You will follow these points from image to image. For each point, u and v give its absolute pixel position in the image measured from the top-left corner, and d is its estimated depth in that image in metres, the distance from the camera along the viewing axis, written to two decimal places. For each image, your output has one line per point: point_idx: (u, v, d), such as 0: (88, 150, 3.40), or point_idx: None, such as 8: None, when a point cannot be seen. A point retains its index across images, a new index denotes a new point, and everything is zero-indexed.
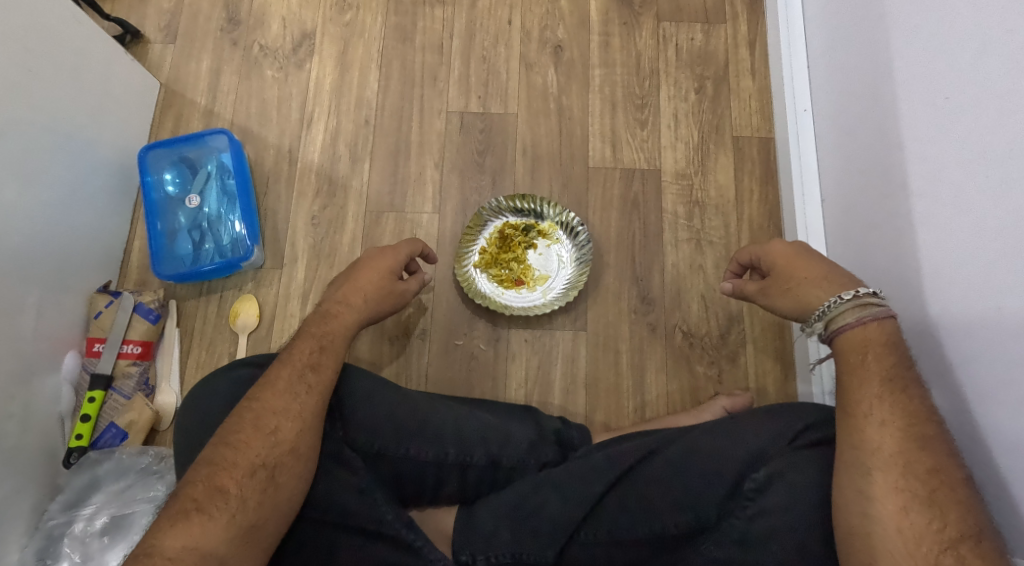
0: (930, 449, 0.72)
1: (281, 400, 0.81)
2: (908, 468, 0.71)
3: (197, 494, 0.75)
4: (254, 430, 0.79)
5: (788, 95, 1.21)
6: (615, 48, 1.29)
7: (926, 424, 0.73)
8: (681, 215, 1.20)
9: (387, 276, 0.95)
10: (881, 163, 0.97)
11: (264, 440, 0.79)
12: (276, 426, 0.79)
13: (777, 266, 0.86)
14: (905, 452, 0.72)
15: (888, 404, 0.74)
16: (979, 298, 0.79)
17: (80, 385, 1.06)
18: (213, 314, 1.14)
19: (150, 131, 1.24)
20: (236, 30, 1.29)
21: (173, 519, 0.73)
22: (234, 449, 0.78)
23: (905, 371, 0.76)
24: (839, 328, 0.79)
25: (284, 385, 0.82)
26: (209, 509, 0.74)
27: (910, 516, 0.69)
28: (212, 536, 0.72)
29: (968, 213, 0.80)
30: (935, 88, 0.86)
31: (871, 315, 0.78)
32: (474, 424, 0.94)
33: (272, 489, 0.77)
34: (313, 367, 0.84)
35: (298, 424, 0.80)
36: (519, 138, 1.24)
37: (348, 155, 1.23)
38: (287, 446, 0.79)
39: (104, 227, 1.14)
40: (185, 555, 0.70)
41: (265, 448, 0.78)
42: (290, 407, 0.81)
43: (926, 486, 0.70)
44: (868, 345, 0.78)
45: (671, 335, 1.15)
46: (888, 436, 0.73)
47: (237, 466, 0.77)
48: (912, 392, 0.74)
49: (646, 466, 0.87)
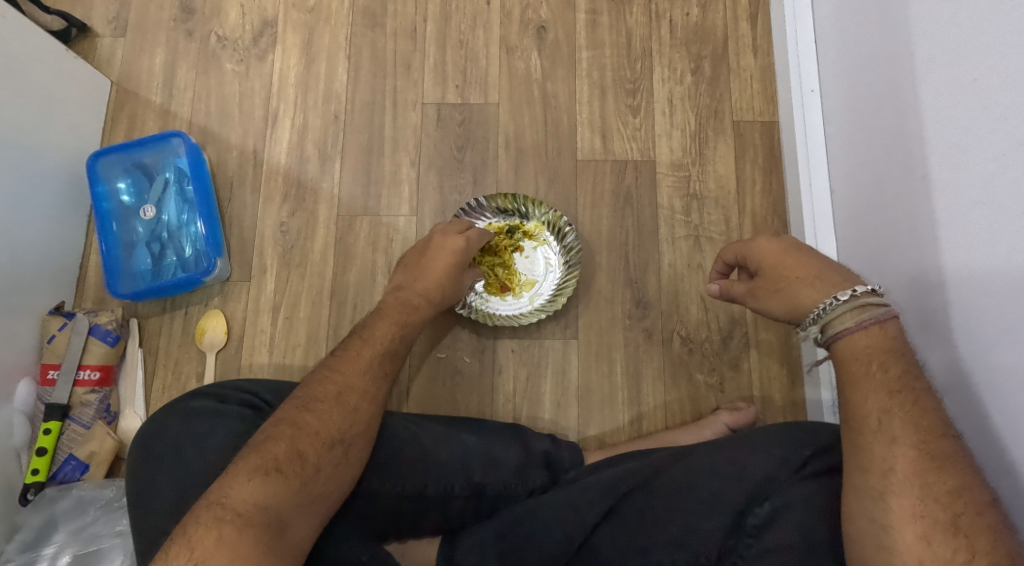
0: (950, 468, 0.61)
1: (362, 377, 0.75)
2: (926, 491, 0.60)
3: (278, 453, 0.67)
4: (335, 402, 0.73)
5: (794, 73, 1.11)
6: (604, 27, 1.19)
7: (943, 439, 0.62)
8: (678, 210, 1.12)
9: (457, 262, 0.91)
10: (898, 150, 0.88)
11: (345, 414, 0.72)
12: (356, 404, 0.73)
13: (764, 265, 0.75)
14: (922, 472, 0.61)
15: (899, 418, 0.63)
16: (1008, 302, 0.69)
17: (35, 415, 1.00)
18: (178, 332, 1.07)
19: (103, 134, 1.15)
20: (190, 19, 1.19)
21: (250, 472, 0.66)
22: (315, 416, 0.71)
23: (915, 381, 0.65)
24: (837, 334, 0.68)
25: (364, 364, 0.77)
26: (287, 472, 0.67)
27: (932, 546, 0.58)
28: (285, 499, 0.65)
29: (999, 209, 0.70)
30: (963, 66, 0.75)
31: (873, 317, 0.67)
32: (454, 447, 0.85)
33: (343, 465, 0.71)
34: (390, 352, 0.79)
35: (374, 407, 0.75)
36: (501, 130, 1.15)
37: (317, 155, 1.14)
38: (364, 426, 0.73)
39: (56, 242, 1.06)
40: (254, 513, 0.63)
41: (345, 422, 0.72)
42: (372, 387, 0.75)
43: (948, 511, 0.59)
44: (872, 354, 0.67)
45: (670, 341, 1.07)
46: (901, 455, 0.62)
47: (318, 435, 0.70)
48: (925, 404, 0.64)
49: (639, 496, 0.78)
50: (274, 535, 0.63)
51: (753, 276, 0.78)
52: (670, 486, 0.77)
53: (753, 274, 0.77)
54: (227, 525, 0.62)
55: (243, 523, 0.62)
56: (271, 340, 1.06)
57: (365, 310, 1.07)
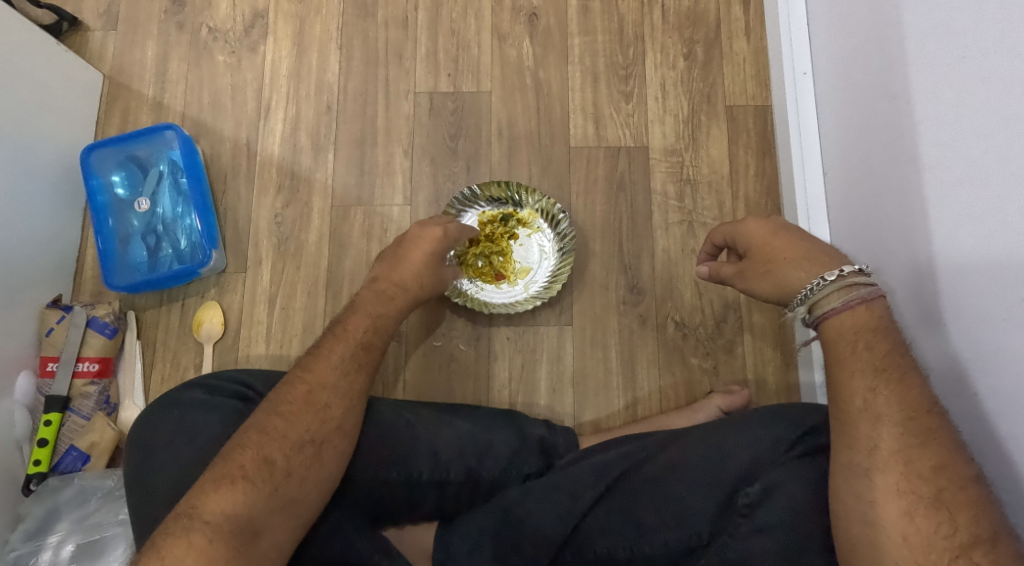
0: (934, 444, 0.61)
1: (332, 375, 0.75)
2: (910, 467, 0.61)
3: (245, 461, 0.68)
4: (304, 403, 0.73)
5: (786, 55, 1.10)
6: (596, 13, 1.18)
7: (927, 416, 0.63)
8: (671, 196, 1.12)
9: (435, 254, 0.89)
10: (890, 131, 0.87)
11: (314, 415, 0.73)
12: (327, 402, 0.74)
13: (752, 247, 0.75)
14: (906, 449, 0.61)
15: (884, 396, 0.64)
16: (1001, 288, 0.69)
17: (36, 407, 1.01)
18: (176, 323, 1.08)
19: (97, 128, 1.16)
20: (181, 12, 1.20)
21: (216, 481, 0.67)
22: (283, 419, 0.72)
23: (900, 359, 0.66)
24: (824, 314, 0.69)
25: (335, 360, 0.77)
26: (255, 479, 0.67)
27: (915, 521, 0.59)
28: (253, 505, 0.66)
29: (989, 188, 0.70)
30: (953, 46, 0.75)
31: (860, 297, 0.67)
32: (448, 433, 0.84)
33: (317, 466, 0.71)
34: (365, 345, 0.79)
35: (347, 402, 0.75)
36: (494, 118, 1.15)
37: (310, 146, 1.14)
38: (335, 424, 0.73)
39: (52, 237, 1.07)
40: (223, 521, 0.64)
41: (315, 423, 0.72)
42: (345, 384, 0.76)
43: (931, 486, 0.60)
44: (858, 333, 0.67)
45: (663, 326, 1.08)
46: (886, 433, 0.62)
47: (286, 438, 0.70)
48: (910, 381, 0.64)
49: (631, 478, 0.78)
50: (245, 541, 0.64)
51: (742, 258, 0.78)
52: (662, 469, 0.77)
53: (742, 256, 0.78)
54: (196, 533, 0.63)
55: (212, 531, 0.63)
56: (269, 331, 1.07)
57: None
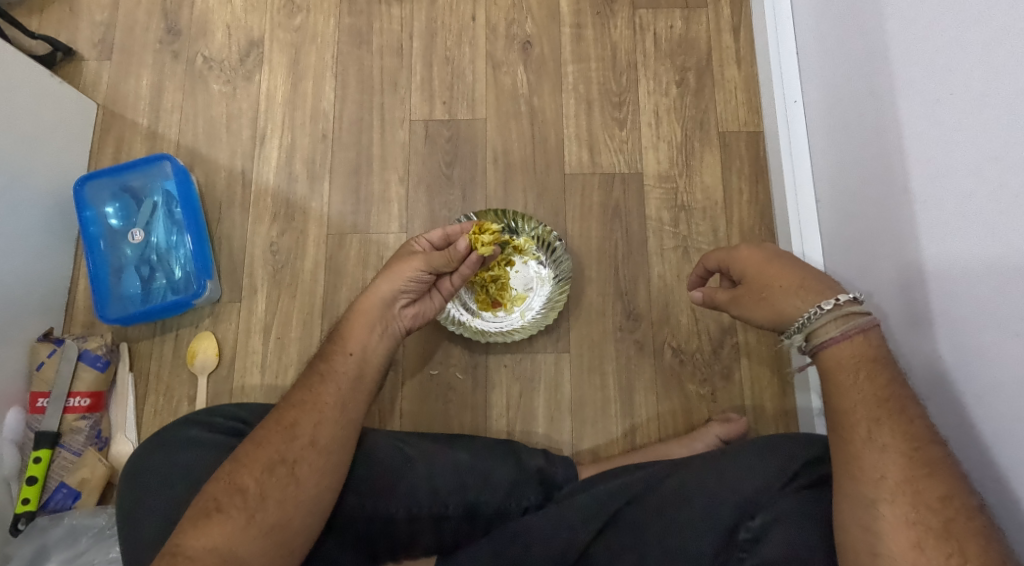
0: (939, 474, 0.61)
1: (301, 393, 0.74)
2: (918, 498, 0.61)
3: (218, 492, 0.69)
4: (275, 425, 0.72)
5: (777, 84, 1.12)
6: (589, 41, 1.20)
7: (931, 446, 0.63)
8: (666, 222, 1.12)
9: (416, 268, 0.82)
10: (881, 162, 0.88)
11: (283, 434, 0.71)
12: (295, 419, 0.72)
13: (747, 274, 0.75)
14: (913, 479, 0.61)
15: (888, 427, 0.64)
16: (994, 317, 0.70)
17: (24, 443, 1.00)
18: (169, 354, 1.07)
19: (91, 158, 1.15)
20: (176, 41, 1.20)
21: (194, 518, 0.68)
22: (255, 445, 0.71)
23: (900, 389, 0.66)
24: (822, 343, 0.69)
25: (305, 382, 0.76)
26: (229, 509, 0.68)
27: (925, 553, 0.59)
28: (233, 537, 0.66)
29: (979, 222, 0.71)
30: (940, 84, 0.76)
31: (857, 326, 0.68)
32: (447, 466, 0.84)
33: (293, 486, 0.69)
34: (324, 355, 0.78)
35: (318, 416, 0.73)
36: (489, 145, 1.15)
37: (305, 174, 1.14)
38: (306, 439, 0.71)
39: (46, 268, 1.06)
40: (205, 556, 0.65)
41: (284, 442, 0.71)
42: (318, 399, 0.73)
43: (940, 517, 0.60)
44: (858, 363, 0.67)
45: (661, 351, 1.08)
46: (892, 463, 0.62)
47: (256, 462, 0.70)
48: (912, 412, 0.65)
49: (633, 511, 0.77)
50: None
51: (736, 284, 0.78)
52: (664, 503, 0.76)
53: (736, 282, 0.77)
54: None
55: None
56: (264, 362, 1.06)
57: None
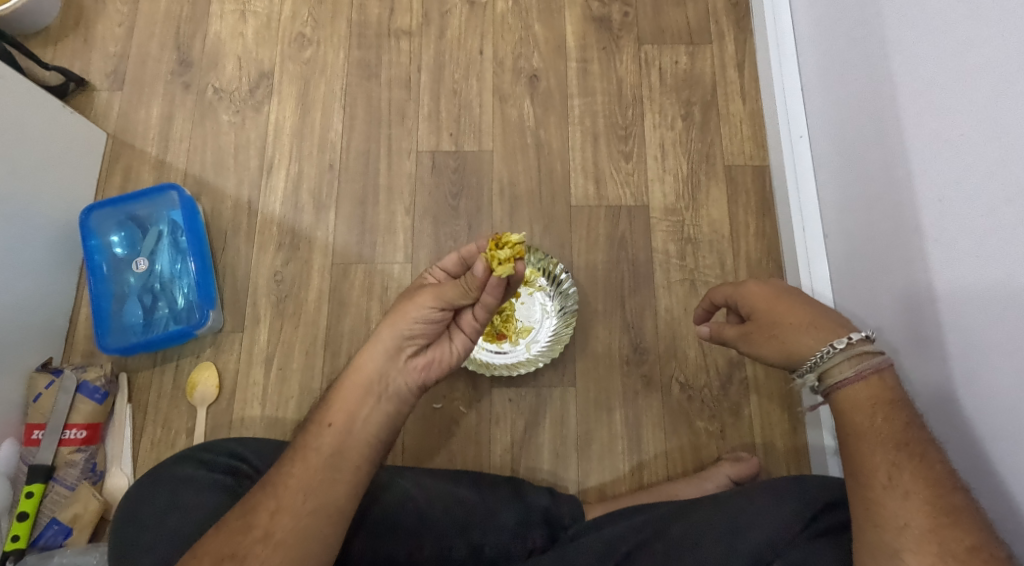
0: (965, 522, 0.59)
1: (270, 475, 0.66)
2: (944, 548, 0.58)
3: None
4: (236, 512, 0.64)
5: (782, 119, 1.12)
6: (595, 75, 1.21)
7: (954, 492, 0.61)
8: (673, 254, 1.12)
9: (425, 305, 0.70)
10: (890, 199, 0.88)
11: (240, 523, 0.63)
12: (257, 505, 0.64)
13: (756, 310, 0.74)
14: (938, 528, 0.59)
15: (909, 472, 0.61)
16: (1014, 360, 0.68)
17: (18, 476, 0.98)
18: (169, 386, 1.06)
19: (98, 187, 1.15)
20: (187, 72, 1.21)
21: None
22: (212, 533, 0.63)
23: (919, 432, 0.64)
24: (837, 383, 0.68)
25: (280, 463, 0.67)
26: None
27: None
28: None
29: (994, 264, 0.70)
30: (950, 124, 0.76)
31: (872, 366, 0.67)
32: (451, 506, 0.81)
33: None
34: (305, 429, 0.69)
35: (278, 503, 0.63)
36: (495, 177, 1.15)
37: (312, 204, 1.14)
38: (261, 531, 0.62)
39: (49, 297, 1.05)
40: None
41: (238, 534, 0.62)
42: (283, 485, 0.64)
43: None
44: (874, 405, 0.66)
45: (669, 387, 1.06)
46: (915, 510, 0.60)
47: (203, 556, 0.61)
48: (932, 456, 0.63)
49: (644, 556, 0.74)
50: None
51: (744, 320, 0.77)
52: (676, 548, 0.73)
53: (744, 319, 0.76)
54: None
55: None
56: (265, 394, 1.05)
57: None
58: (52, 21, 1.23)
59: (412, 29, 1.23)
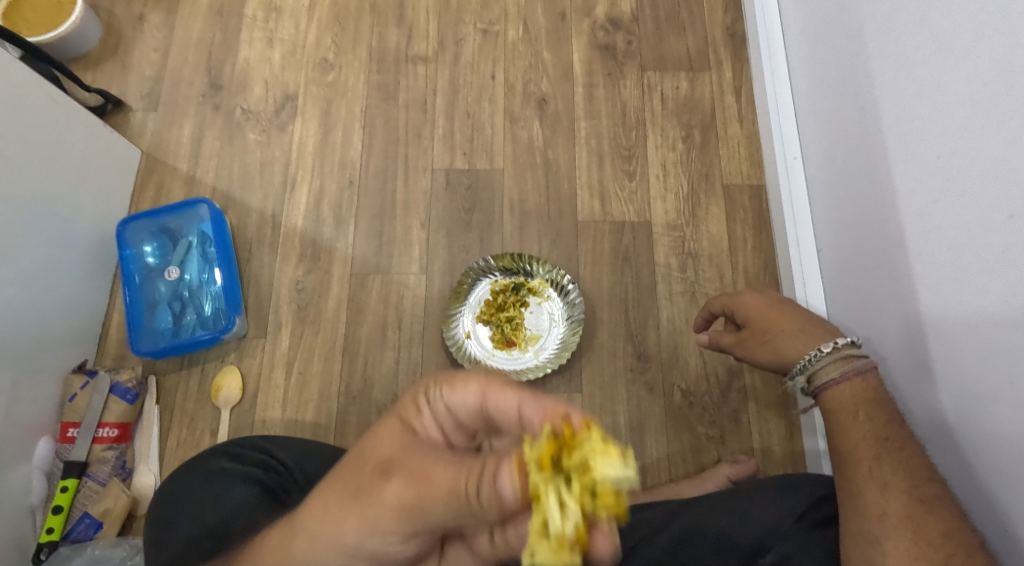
0: (939, 511, 0.63)
1: None
2: (919, 534, 0.62)
3: None
4: None
5: (777, 141, 1.19)
6: (600, 99, 1.28)
7: (930, 484, 0.65)
8: (674, 268, 1.18)
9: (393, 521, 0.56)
10: (877, 216, 0.94)
11: None
12: None
13: (752, 317, 0.82)
14: (914, 515, 0.63)
15: (888, 464, 0.66)
16: (989, 364, 0.74)
17: (53, 473, 1.02)
18: (195, 388, 1.11)
19: (132, 200, 1.22)
20: (217, 95, 1.29)
21: None
22: None
23: (898, 429, 0.69)
24: (823, 384, 0.74)
25: None
26: None
27: None
28: None
29: (970, 275, 0.76)
30: (929, 148, 0.83)
31: (855, 368, 0.73)
32: None
33: None
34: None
35: None
36: (506, 194, 1.22)
37: (332, 218, 1.21)
38: None
39: (85, 303, 1.11)
40: None
41: None
42: None
43: (941, 553, 0.61)
44: (858, 403, 0.72)
45: (671, 394, 1.11)
46: (894, 500, 0.64)
47: None
48: (910, 450, 0.67)
49: (646, 549, 0.78)
50: None
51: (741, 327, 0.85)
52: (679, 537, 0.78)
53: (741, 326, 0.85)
54: None
55: None
56: (286, 396, 1.10)
57: (376, 368, 1.11)
58: (92, 46, 1.31)
59: (429, 55, 1.30)
